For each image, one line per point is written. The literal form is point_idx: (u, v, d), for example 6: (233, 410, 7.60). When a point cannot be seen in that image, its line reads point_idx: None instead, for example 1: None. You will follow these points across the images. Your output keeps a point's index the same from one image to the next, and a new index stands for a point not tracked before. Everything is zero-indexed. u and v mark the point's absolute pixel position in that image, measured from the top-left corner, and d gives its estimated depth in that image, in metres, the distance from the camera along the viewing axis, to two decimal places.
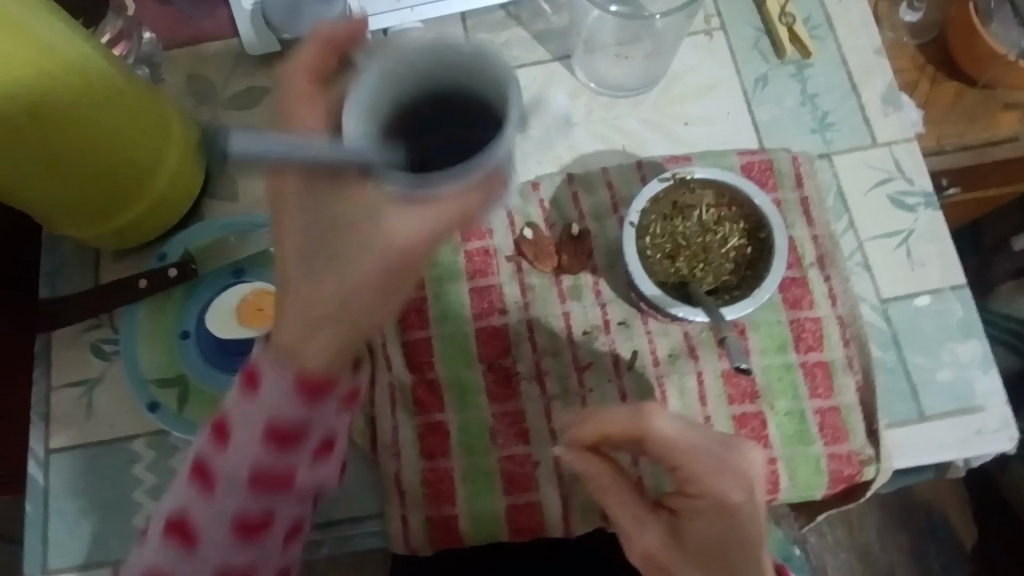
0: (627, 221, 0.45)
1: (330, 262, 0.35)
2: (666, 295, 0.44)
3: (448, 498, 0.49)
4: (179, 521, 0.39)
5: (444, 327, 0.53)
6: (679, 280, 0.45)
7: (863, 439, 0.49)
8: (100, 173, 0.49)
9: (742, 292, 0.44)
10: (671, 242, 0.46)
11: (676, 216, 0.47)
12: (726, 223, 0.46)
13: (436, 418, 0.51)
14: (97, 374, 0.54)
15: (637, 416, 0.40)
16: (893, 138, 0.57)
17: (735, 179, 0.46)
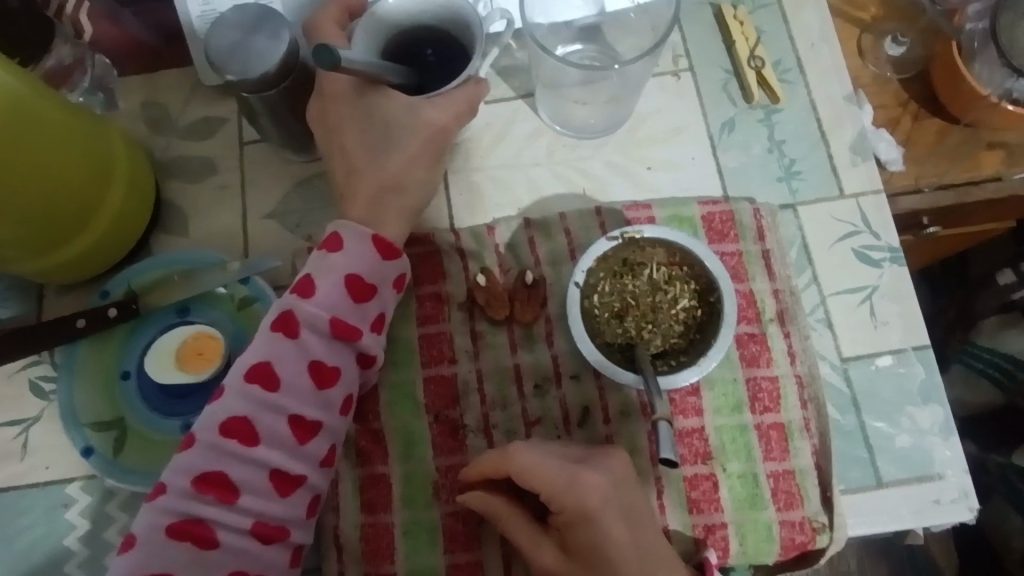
0: (571, 282, 0.45)
1: (386, 141, 0.49)
2: (611, 359, 0.45)
3: (386, 554, 0.48)
4: (215, 475, 0.43)
5: (392, 374, 0.52)
6: (626, 341, 0.46)
7: (817, 506, 0.48)
8: (34, 212, 0.47)
9: (688, 358, 0.45)
10: (620, 302, 0.47)
11: (626, 274, 0.47)
12: (677, 283, 0.47)
13: (379, 470, 0.50)
14: (35, 413, 0.53)
15: (501, 454, 0.43)
16: (861, 189, 0.55)
17: (685, 240, 0.47)
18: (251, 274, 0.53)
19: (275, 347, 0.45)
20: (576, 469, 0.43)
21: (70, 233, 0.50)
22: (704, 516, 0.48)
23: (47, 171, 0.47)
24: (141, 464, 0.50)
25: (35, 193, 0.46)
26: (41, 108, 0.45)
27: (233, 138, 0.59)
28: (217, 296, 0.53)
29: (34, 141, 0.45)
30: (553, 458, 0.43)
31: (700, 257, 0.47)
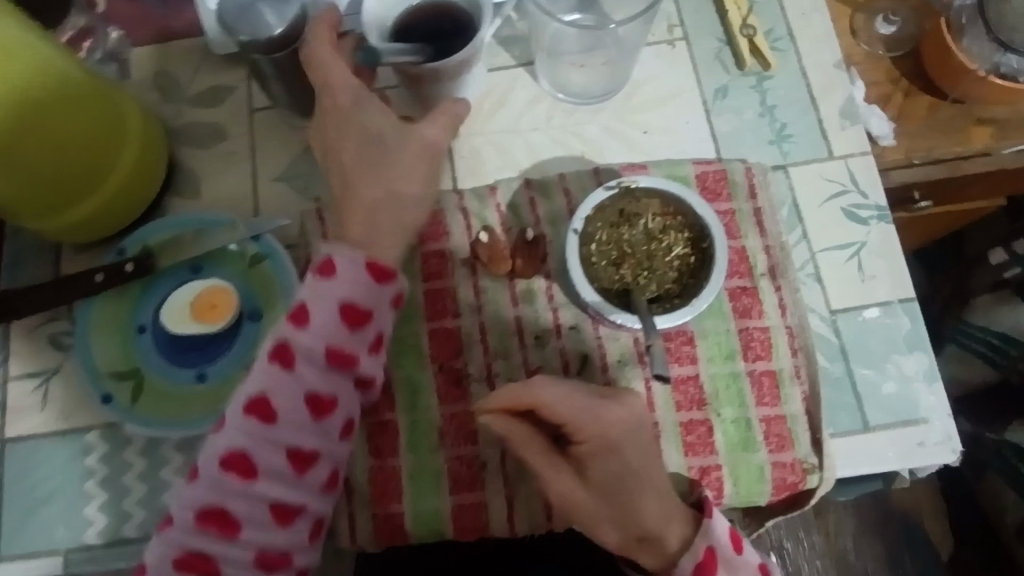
0: (570, 230, 0.47)
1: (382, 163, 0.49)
2: (608, 303, 0.47)
3: (394, 496, 0.50)
4: (215, 510, 0.45)
5: (398, 327, 0.54)
6: (622, 287, 0.48)
7: (807, 448, 0.50)
8: (46, 169, 0.49)
9: (682, 301, 0.47)
10: (617, 250, 0.48)
11: (622, 224, 0.49)
12: (671, 232, 0.49)
13: (386, 417, 0.52)
14: (54, 366, 0.55)
15: (525, 385, 0.45)
16: (850, 151, 0.57)
17: (679, 190, 0.49)
18: (262, 231, 0.55)
19: (253, 454, 0.45)
20: (597, 404, 0.44)
21: (81, 193, 0.52)
22: (699, 459, 0.50)
23: (61, 132, 0.49)
24: (157, 412, 0.52)
25: (48, 153, 0.48)
26: (58, 72, 0.47)
27: (242, 105, 0.61)
28: (229, 253, 0.55)
29: (50, 103, 0.47)
30: (577, 393, 0.45)
31: (695, 206, 0.49)
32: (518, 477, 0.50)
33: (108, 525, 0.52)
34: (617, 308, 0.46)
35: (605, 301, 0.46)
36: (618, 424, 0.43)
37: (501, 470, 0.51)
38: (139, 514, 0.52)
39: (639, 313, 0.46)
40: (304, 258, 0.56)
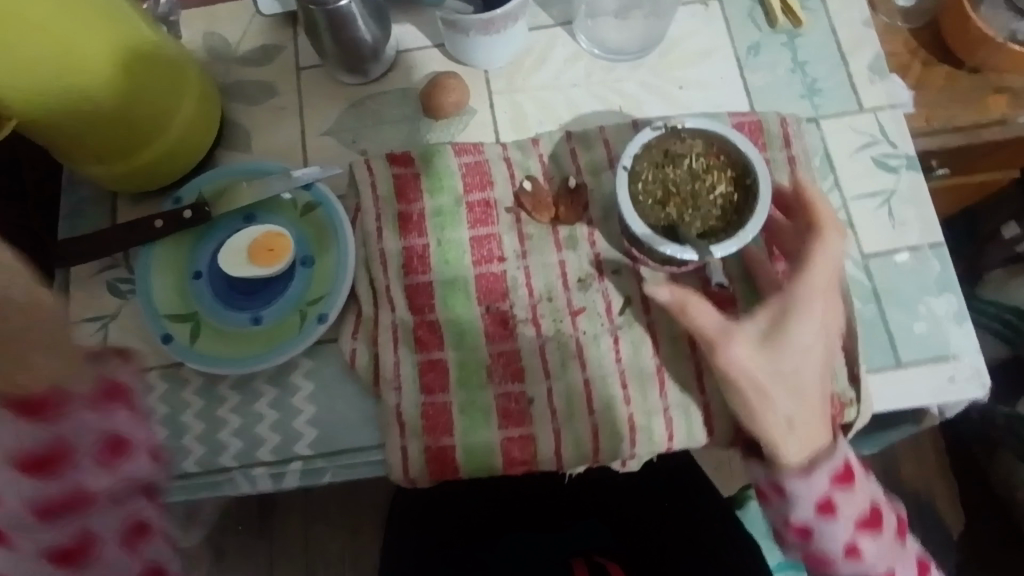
0: (619, 166, 0.49)
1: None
2: (656, 236, 0.49)
3: (446, 429, 0.52)
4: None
5: (445, 271, 0.56)
6: (668, 224, 0.50)
7: (845, 383, 0.52)
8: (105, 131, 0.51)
9: (727, 235, 0.49)
10: (662, 189, 0.51)
11: (667, 164, 0.51)
12: (714, 171, 0.51)
13: (435, 356, 0.54)
14: (112, 310, 0.57)
15: (832, 226, 0.49)
16: (879, 105, 0.59)
17: (722, 130, 0.51)
18: (314, 180, 0.57)
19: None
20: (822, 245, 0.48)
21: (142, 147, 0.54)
22: None
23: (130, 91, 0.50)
24: (217, 351, 0.54)
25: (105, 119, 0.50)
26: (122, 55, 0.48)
27: (290, 63, 0.63)
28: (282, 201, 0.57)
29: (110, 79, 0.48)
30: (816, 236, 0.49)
31: (739, 144, 0.50)
32: (564, 412, 0.52)
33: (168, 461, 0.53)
34: (665, 241, 0.48)
35: (653, 234, 0.48)
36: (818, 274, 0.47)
37: (549, 405, 0.53)
38: (199, 449, 0.54)
39: (690, 245, 0.48)
40: (354, 207, 0.58)
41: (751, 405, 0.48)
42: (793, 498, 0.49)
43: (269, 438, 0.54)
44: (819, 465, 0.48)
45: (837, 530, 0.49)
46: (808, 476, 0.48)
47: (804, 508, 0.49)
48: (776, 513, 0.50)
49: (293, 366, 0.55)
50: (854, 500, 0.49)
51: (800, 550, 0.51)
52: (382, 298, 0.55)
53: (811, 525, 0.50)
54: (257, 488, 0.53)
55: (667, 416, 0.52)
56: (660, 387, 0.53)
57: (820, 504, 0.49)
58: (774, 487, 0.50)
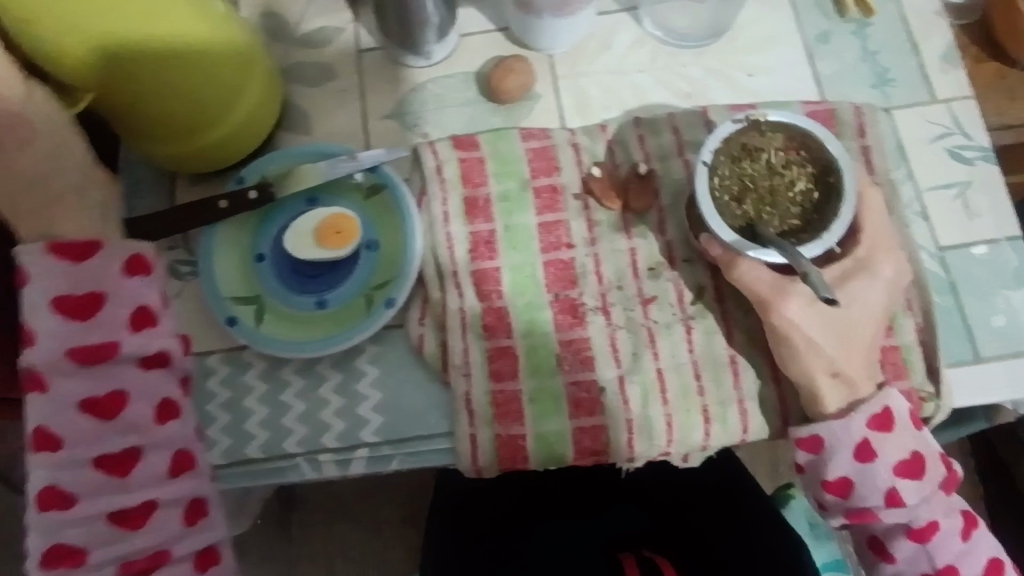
0: (700, 161, 0.47)
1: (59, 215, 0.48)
2: (737, 238, 0.46)
3: (516, 418, 0.51)
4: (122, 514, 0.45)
5: (513, 257, 0.55)
6: (746, 221, 0.47)
7: (922, 377, 0.51)
8: (178, 113, 0.51)
9: (809, 236, 0.46)
10: (739, 185, 0.48)
11: (744, 157, 0.48)
12: (794, 166, 0.48)
13: (504, 342, 0.53)
14: (172, 293, 0.56)
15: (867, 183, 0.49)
16: (952, 95, 0.58)
17: (804, 123, 0.48)
18: (380, 162, 0.56)
19: (108, 437, 0.45)
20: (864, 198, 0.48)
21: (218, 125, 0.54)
22: None
23: (196, 85, 0.49)
24: (283, 335, 0.53)
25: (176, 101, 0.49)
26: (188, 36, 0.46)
27: (351, 46, 0.62)
28: (349, 184, 0.57)
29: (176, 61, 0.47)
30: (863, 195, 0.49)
31: (825, 140, 0.47)
32: (637, 402, 0.51)
33: (231, 446, 0.52)
34: (748, 242, 0.46)
35: (736, 237, 0.46)
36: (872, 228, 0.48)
37: (621, 394, 0.51)
38: (263, 434, 0.53)
39: (775, 245, 0.45)
40: (420, 191, 0.57)
41: (805, 365, 0.47)
42: (831, 444, 0.48)
43: (334, 424, 0.52)
44: (855, 410, 0.47)
45: (877, 475, 0.47)
46: (842, 417, 0.47)
47: (844, 452, 0.47)
48: (813, 465, 0.49)
49: (358, 351, 0.54)
50: (895, 441, 0.47)
51: (841, 506, 0.49)
52: (450, 283, 0.54)
53: (849, 474, 0.48)
54: (323, 475, 0.52)
55: (742, 407, 0.51)
56: (735, 378, 0.52)
57: (858, 448, 0.47)
58: (812, 435, 0.48)
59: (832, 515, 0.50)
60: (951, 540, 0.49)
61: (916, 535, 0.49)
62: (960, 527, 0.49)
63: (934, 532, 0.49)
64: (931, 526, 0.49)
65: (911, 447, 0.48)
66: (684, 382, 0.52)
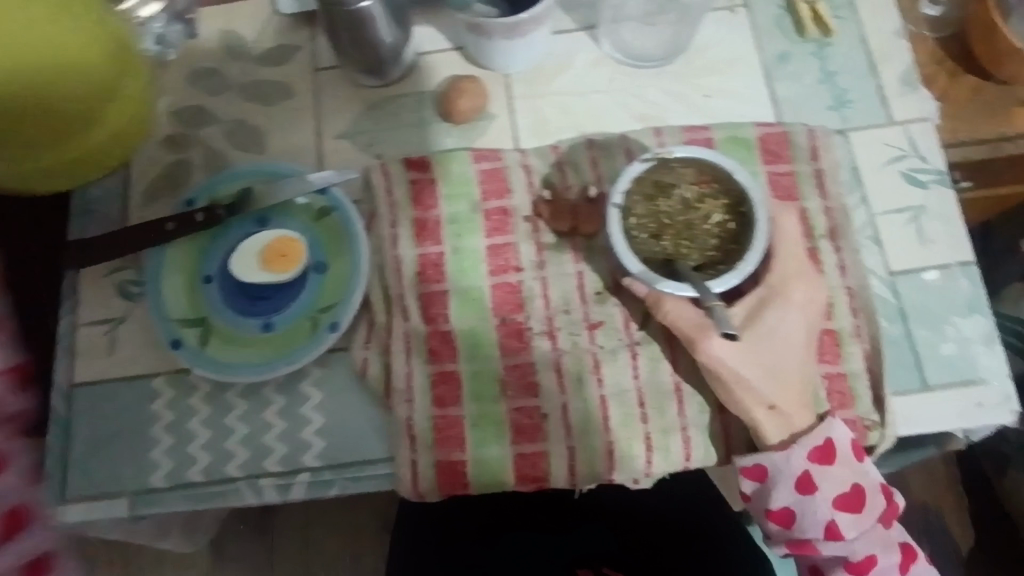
0: (610, 203, 0.46)
1: None
2: (652, 272, 0.45)
3: (456, 443, 0.51)
4: None
5: (460, 281, 0.54)
6: (664, 257, 0.46)
7: (869, 406, 0.50)
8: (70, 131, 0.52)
9: (727, 266, 0.45)
10: (655, 222, 0.47)
11: (659, 195, 0.48)
12: (708, 199, 0.47)
13: (448, 367, 0.52)
14: (121, 314, 0.56)
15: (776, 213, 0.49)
16: (910, 118, 0.57)
17: (714, 156, 0.47)
18: (329, 184, 0.56)
19: None
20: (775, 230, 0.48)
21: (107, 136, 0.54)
22: None
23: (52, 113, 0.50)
24: (227, 358, 0.53)
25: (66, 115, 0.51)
26: (59, 42, 0.47)
27: (307, 64, 0.62)
28: (297, 205, 0.56)
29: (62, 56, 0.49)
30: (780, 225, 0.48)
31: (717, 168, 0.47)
32: (579, 428, 0.51)
33: (174, 469, 0.52)
34: (663, 277, 0.45)
35: (649, 271, 0.45)
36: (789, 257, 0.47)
37: (563, 421, 0.51)
38: (205, 458, 0.53)
39: (688, 282, 0.44)
40: (369, 212, 0.56)
41: (737, 403, 0.47)
42: (774, 475, 0.47)
43: (276, 449, 0.52)
44: (797, 440, 0.47)
45: (818, 510, 0.46)
46: (788, 448, 0.47)
47: (786, 483, 0.47)
48: (758, 491, 0.48)
49: (303, 375, 0.54)
50: (841, 473, 0.46)
51: (784, 536, 0.48)
52: (396, 306, 0.54)
53: (792, 505, 0.47)
54: (264, 500, 0.52)
55: (684, 435, 0.51)
56: (679, 406, 0.51)
57: (798, 480, 0.46)
58: (758, 464, 0.47)
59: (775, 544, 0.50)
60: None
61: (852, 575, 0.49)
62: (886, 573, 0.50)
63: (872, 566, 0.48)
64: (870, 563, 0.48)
65: (855, 482, 0.47)
66: (627, 409, 0.51)
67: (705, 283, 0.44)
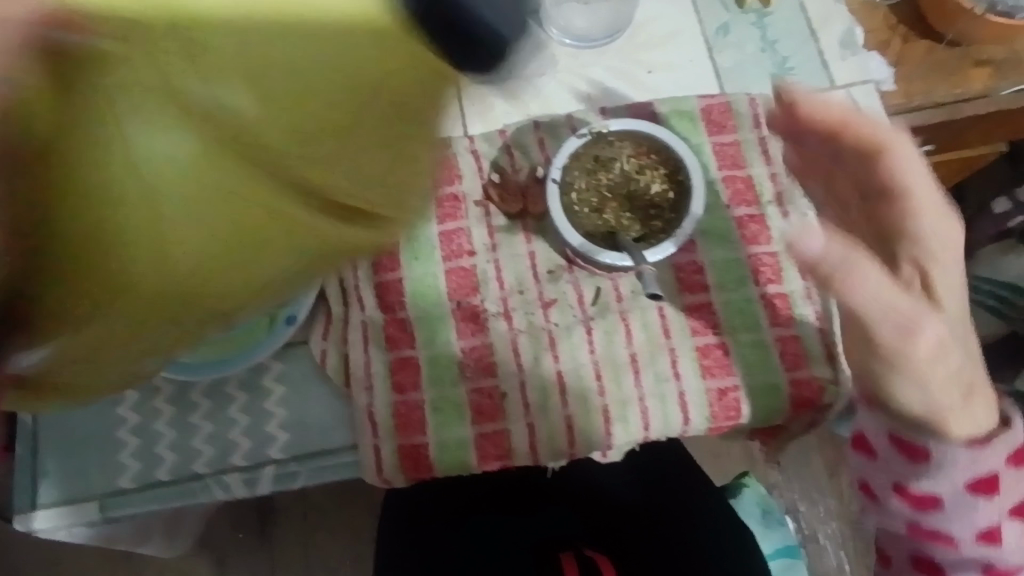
0: (549, 179, 0.46)
1: None
2: (594, 244, 0.46)
3: (418, 427, 0.51)
4: None
5: (414, 267, 0.55)
6: (606, 229, 0.47)
7: (822, 364, 0.51)
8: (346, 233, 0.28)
9: (666, 234, 0.47)
10: (597, 196, 0.48)
11: (599, 168, 0.48)
12: (647, 170, 0.48)
13: (406, 354, 0.53)
14: None
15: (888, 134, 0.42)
16: (851, 79, 0.58)
17: (650, 127, 0.48)
18: None
19: None
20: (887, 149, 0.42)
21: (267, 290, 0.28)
22: (717, 381, 0.52)
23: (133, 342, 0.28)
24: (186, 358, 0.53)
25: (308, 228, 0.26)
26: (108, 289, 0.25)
27: None
28: None
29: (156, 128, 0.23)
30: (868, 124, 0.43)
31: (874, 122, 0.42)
32: (538, 405, 0.52)
33: (141, 470, 0.53)
34: (604, 248, 0.46)
35: (590, 243, 0.46)
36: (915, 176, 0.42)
37: (522, 399, 0.52)
38: (171, 458, 0.53)
39: (627, 252, 0.46)
40: None
41: (894, 364, 0.41)
42: (937, 464, 0.44)
43: (241, 444, 0.53)
44: (993, 444, 0.43)
45: (982, 513, 0.44)
46: (959, 446, 0.43)
47: (954, 479, 0.43)
48: (890, 465, 0.46)
49: (263, 370, 0.54)
50: (963, 459, 0.43)
51: (906, 517, 0.47)
52: (352, 297, 0.54)
53: (941, 494, 0.45)
54: (230, 494, 0.53)
55: (642, 405, 0.51)
56: (635, 376, 0.52)
57: (981, 479, 0.43)
58: (922, 448, 0.44)
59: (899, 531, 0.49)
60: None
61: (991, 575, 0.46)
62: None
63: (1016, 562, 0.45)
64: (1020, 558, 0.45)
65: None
66: (585, 383, 0.52)
67: (643, 252, 0.46)
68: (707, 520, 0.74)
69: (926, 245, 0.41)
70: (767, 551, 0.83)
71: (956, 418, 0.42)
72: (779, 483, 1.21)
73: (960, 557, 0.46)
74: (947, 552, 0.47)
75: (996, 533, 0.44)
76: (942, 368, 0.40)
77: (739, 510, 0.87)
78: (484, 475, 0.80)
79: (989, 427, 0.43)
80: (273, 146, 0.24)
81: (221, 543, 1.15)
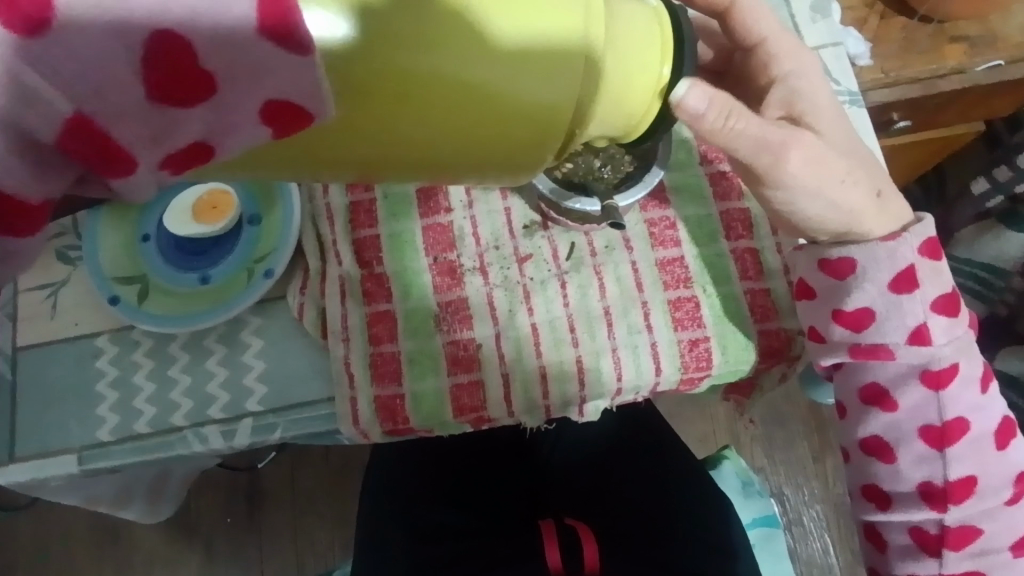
0: None
1: None
2: (566, 191, 0.50)
3: (393, 377, 0.52)
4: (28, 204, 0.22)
5: (392, 225, 0.56)
6: (580, 180, 0.51)
7: (790, 319, 0.53)
8: (579, 137, 0.36)
9: (635, 177, 0.51)
10: None
11: None
12: None
13: (383, 307, 0.54)
14: (63, 277, 0.57)
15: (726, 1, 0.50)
16: (822, 43, 0.60)
17: None
18: None
19: None
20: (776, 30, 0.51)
21: (475, 173, 0.34)
22: (688, 332, 0.53)
23: None
24: (168, 310, 0.54)
25: (534, 123, 0.32)
26: None
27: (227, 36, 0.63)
28: None
29: (586, 55, 0.31)
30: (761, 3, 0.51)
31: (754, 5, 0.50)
32: (512, 355, 0.53)
33: (120, 423, 0.53)
34: (574, 194, 0.50)
35: (561, 190, 0.50)
36: (784, 45, 0.51)
37: (496, 350, 0.53)
38: (150, 410, 0.53)
39: (595, 197, 0.49)
40: None
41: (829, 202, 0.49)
42: (862, 270, 0.49)
43: (219, 396, 0.53)
44: (907, 231, 0.49)
45: (908, 310, 0.48)
46: (872, 241, 0.49)
47: (877, 280, 0.48)
48: (831, 290, 0.49)
49: (242, 324, 0.55)
50: (909, 311, 0.48)
51: (847, 340, 0.50)
52: (330, 253, 0.55)
53: (873, 307, 0.49)
54: (209, 446, 0.53)
55: (615, 355, 0.52)
56: (608, 328, 0.53)
57: (901, 273, 0.48)
58: (845, 257, 0.49)
59: (909, 448, 0.51)
60: (982, 422, 0.51)
61: (931, 385, 0.49)
62: (993, 417, 0.51)
63: (950, 385, 0.49)
64: (949, 374, 0.49)
65: (941, 285, 0.49)
66: (558, 334, 0.53)
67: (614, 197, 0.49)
68: (685, 489, 0.76)
69: (822, 88, 0.51)
70: (746, 521, 0.83)
71: (867, 214, 0.50)
72: (765, 467, 1.21)
73: (898, 369, 0.50)
74: (887, 413, 0.51)
75: (935, 371, 0.49)
76: (821, 174, 0.48)
77: (718, 481, 0.87)
78: (467, 444, 0.80)
79: (901, 222, 0.52)
80: (568, 66, 0.31)
81: (208, 529, 1.14)
